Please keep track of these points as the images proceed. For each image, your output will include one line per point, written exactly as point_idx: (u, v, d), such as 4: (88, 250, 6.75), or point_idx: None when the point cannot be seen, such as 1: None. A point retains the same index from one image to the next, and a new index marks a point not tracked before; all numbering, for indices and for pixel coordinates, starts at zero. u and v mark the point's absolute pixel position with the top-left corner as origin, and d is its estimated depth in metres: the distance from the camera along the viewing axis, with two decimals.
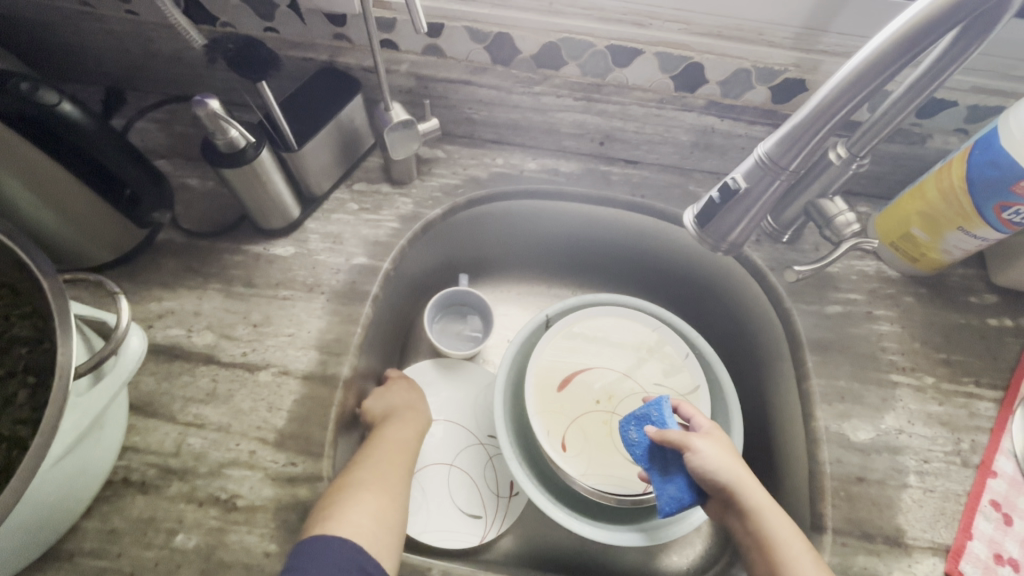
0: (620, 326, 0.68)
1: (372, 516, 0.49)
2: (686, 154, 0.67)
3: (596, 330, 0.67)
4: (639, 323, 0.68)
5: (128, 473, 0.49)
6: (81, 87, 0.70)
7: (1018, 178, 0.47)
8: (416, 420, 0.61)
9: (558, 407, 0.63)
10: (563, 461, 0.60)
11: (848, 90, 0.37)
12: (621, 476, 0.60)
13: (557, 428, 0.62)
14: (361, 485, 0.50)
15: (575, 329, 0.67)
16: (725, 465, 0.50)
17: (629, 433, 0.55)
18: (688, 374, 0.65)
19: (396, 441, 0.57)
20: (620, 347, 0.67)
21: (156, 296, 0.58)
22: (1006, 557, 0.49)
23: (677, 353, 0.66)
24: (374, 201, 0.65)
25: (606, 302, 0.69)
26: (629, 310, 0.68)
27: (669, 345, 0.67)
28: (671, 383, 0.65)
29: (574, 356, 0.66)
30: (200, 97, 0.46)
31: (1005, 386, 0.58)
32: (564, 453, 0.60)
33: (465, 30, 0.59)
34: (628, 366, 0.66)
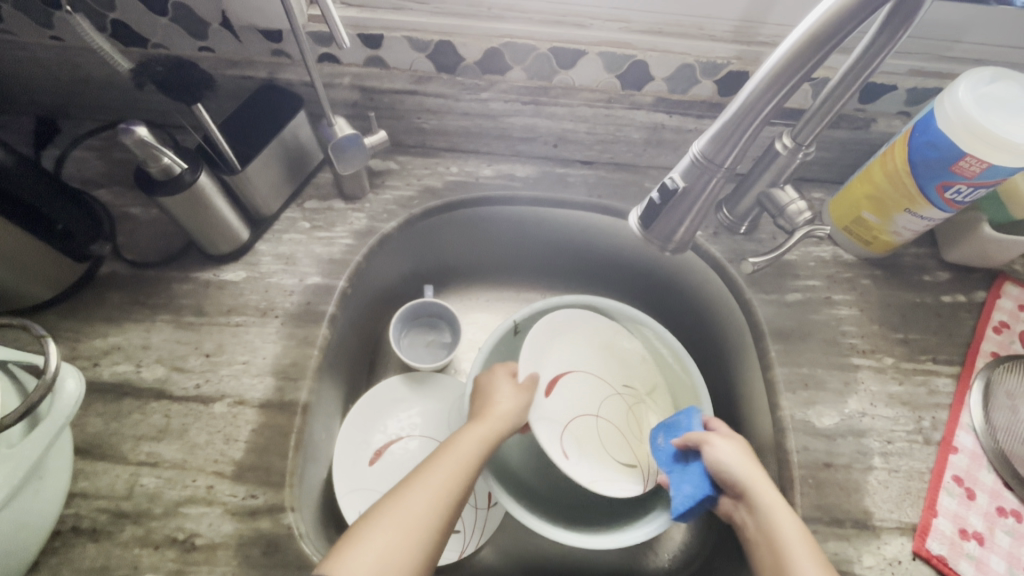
0: (588, 324, 0.66)
1: (412, 551, 0.43)
2: (639, 151, 0.67)
3: (565, 332, 0.65)
4: (602, 321, 0.67)
5: (78, 521, 0.47)
6: (10, 117, 0.67)
7: (957, 159, 0.48)
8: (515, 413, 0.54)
9: (548, 416, 0.60)
10: (571, 467, 0.57)
11: (771, 87, 0.37)
12: (622, 478, 0.58)
13: (554, 438, 0.59)
14: (406, 514, 0.44)
15: (549, 332, 0.64)
16: (745, 467, 0.49)
17: (656, 440, 0.56)
18: (647, 372, 0.66)
19: (472, 449, 0.50)
20: (589, 346, 0.66)
21: (100, 332, 0.56)
22: (971, 532, 0.50)
23: (636, 350, 0.67)
24: (327, 218, 0.64)
25: (572, 299, 0.66)
26: (594, 307, 0.67)
27: (630, 343, 0.67)
28: (633, 382, 0.66)
29: (549, 363, 0.63)
30: (126, 124, 0.45)
31: (962, 361, 0.59)
32: (569, 460, 0.58)
33: (404, 40, 0.58)
34: (597, 367, 0.66)
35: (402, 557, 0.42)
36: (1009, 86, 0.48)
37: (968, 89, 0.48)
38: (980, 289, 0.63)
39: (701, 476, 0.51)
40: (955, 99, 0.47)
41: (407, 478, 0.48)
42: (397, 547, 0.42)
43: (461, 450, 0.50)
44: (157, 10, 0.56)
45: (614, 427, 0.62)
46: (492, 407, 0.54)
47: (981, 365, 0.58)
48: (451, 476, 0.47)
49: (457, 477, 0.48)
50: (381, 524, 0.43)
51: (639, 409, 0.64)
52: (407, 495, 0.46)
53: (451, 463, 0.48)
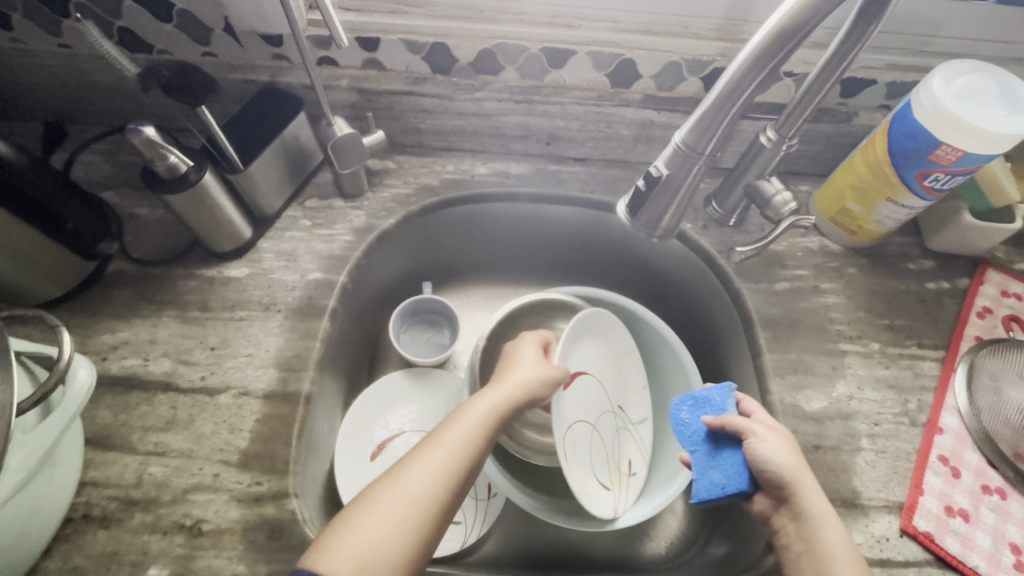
0: (614, 339, 0.65)
1: (401, 534, 0.42)
2: (630, 147, 0.69)
3: (596, 339, 0.64)
4: (619, 337, 0.66)
5: (88, 509, 0.49)
6: (20, 123, 0.69)
7: (933, 148, 0.50)
8: (538, 382, 0.54)
9: (562, 413, 0.57)
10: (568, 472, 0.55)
11: (745, 76, 0.39)
12: (599, 495, 0.57)
13: (562, 436, 0.56)
14: (397, 497, 0.44)
15: (585, 338, 0.62)
16: (789, 466, 0.46)
17: (680, 413, 0.52)
18: (643, 403, 0.67)
19: (476, 420, 0.50)
20: (610, 363, 0.65)
21: (109, 328, 0.57)
22: (956, 508, 0.51)
23: (639, 379, 0.67)
24: (327, 216, 0.66)
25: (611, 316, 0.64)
26: (623, 330, 0.66)
27: (636, 371, 0.67)
28: (630, 408, 0.66)
29: (580, 368, 0.61)
30: (134, 125, 0.47)
31: (946, 345, 0.61)
32: (569, 464, 0.55)
33: (400, 42, 0.60)
34: (611, 385, 0.65)
35: (386, 550, 0.41)
36: (981, 77, 0.50)
37: (942, 81, 0.50)
38: (964, 276, 0.65)
39: (732, 467, 0.48)
40: (931, 92, 0.49)
41: (407, 459, 0.47)
42: (385, 531, 0.42)
43: (466, 427, 0.49)
44: (162, 17, 0.58)
45: (605, 446, 0.61)
46: (509, 377, 0.54)
47: (965, 349, 0.60)
48: (450, 461, 0.47)
49: (456, 461, 0.47)
50: (370, 513, 0.43)
51: (626, 434, 0.64)
52: (402, 479, 0.45)
53: (453, 445, 0.48)
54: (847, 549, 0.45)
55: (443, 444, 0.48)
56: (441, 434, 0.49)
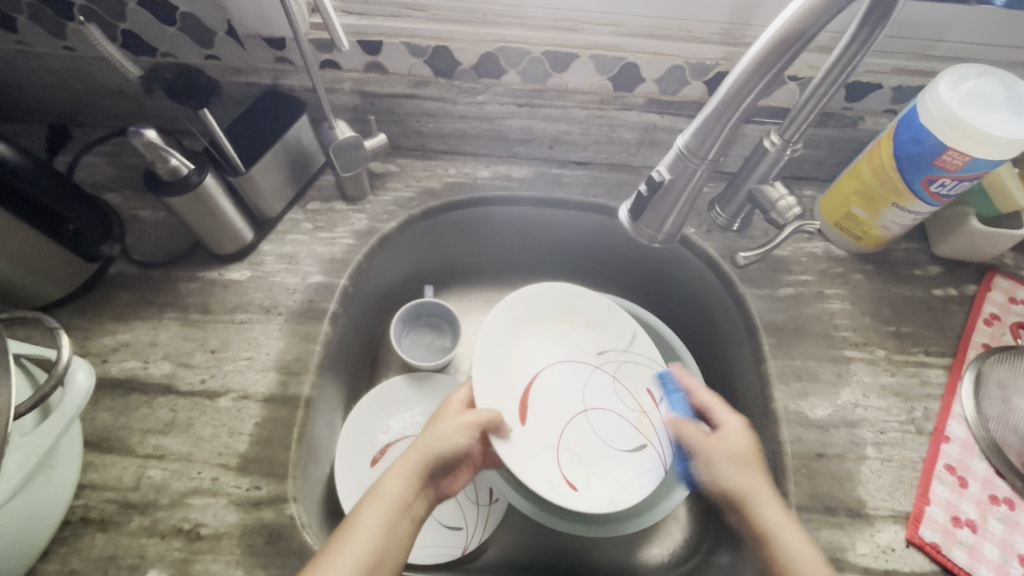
0: (538, 309, 0.67)
1: None
2: (633, 151, 0.68)
3: (520, 329, 0.66)
4: (549, 298, 0.67)
5: (87, 512, 0.49)
6: (24, 125, 0.69)
7: (940, 153, 0.49)
8: (444, 438, 0.50)
9: (539, 445, 0.60)
10: (579, 500, 0.57)
11: (746, 82, 0.39)
12: (637, 467, 0.60)
13: (553, 469, 0.59)
14: None
15: (506, 343, 0.65)
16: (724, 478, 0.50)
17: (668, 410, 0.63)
18: (623, 325, 0.67)
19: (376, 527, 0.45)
20: (551, 334, 0.67)
21: (109, 330, 0.57)
22: (964, 519, 0.51)
23: (599, 305, 0.68)
24: (329, 219, 0.65)
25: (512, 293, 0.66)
26: (539, 289, 0.67)
27: (586, 303, 0.68)
28: (610, 345, 0.67)
29: (517, 381, 0.64)
30: (135, 128, 0.46)
31: (953, 352, 0.60)
32: (577, 491, 0.58)
33: (402, 45, 0.60)
34: (563, 347, 0.67)
35: None
36: (988, 82, 0.49)
37: (948, 86, 0.49)
38: (971, 282, 0.64)
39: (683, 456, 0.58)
40: (937, 96, 0.49)
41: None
42: None
43: (365, 535, 0.44)
44: (165, 20, 0.58)
45: (608, 415, 0.63)
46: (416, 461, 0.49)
47: (972, 356, 0.59)
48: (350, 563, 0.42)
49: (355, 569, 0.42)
50: None
51: (625, 375, 0.65)
52: None
53: (358, 542, 0.43)
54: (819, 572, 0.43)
55: (346, 541, 0.43)
56: (350, 527, 0.45)
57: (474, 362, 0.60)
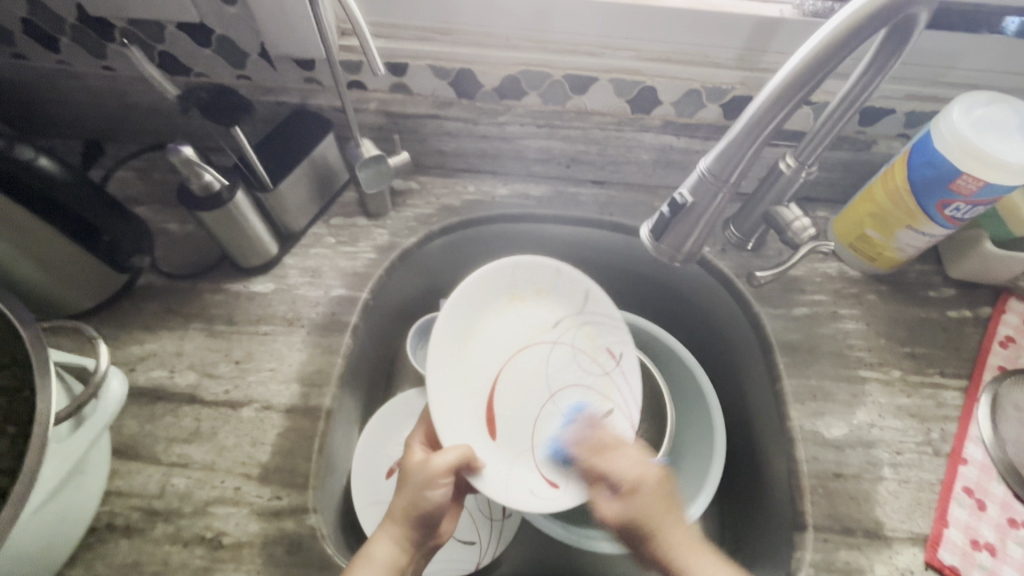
0: (483, 303, 0.62)
1: None
2: (649, 171, 0.70)
3: (468, 332, 0.62)
4: (497, 279, 0.62)
5: (112, 518, 0.50)
6: (60, 140, 0.72)
7: (954, 177, 0.50)
8: (423, 495, 0.49)
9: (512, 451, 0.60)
10: (563, 497, 0.56)
11: (774, 104, 0.40)
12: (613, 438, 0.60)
13: (532, 474, 0.59)
14: None
15: (457, 354, 0.61)
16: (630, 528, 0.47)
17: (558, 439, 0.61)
18: (574, 284, 0.63)
19: None
20: (501, 317, 0.63)
21: (137, 340, 0.59)
22: (983, 542, 0.50)
23: (545, 271, 0.63)
24: (351, 234, 0.67)
25: (454, 296, 0.59)
26: (481, 276, 0.61)
27: (532, 274, 0.63)
28: (562, 310, 0.64)
29: (476, 389, 0.61)
30: (174, 145, 0.49)
31: (969, 374, 0.60)
32: (559, 488, 0.57)
33: (428, 68, 0.62)
34: (514, 333, 0.64)
35: None
36: (1000, 109, 0.51)
37: (962, 112, 0.50)
38: (985, 304, 0.64)
39: None
40: (951, 121, 0.50)
41: None
42: None
43: None
44: (201, 42, 0.61)
45: (577, 390, 0.63)
46: (396, 526, 0.48)
47: (988, 378, 0.59)
48: None
49: None
50: None
51: (579, 341, 0.64)
52: None
53: None
54: None
55: None
56: None
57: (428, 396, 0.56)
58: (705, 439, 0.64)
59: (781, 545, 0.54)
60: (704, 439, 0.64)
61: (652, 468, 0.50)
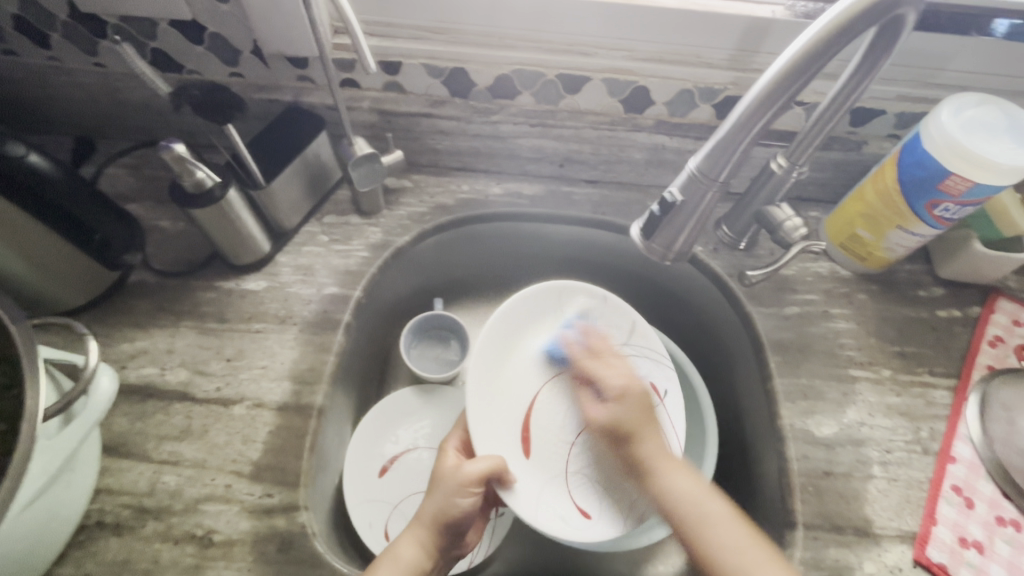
0: (527, 324, 0.63)
1: None
2: (642, 171, 0.70)
3: (512, 349, 0.63)
4: (541, 305, 0.63)
5: (102, 516, 0.49)
6: (52, 136, 0.72)
7: (943, 177, 0.51)
8: (454, 501, 0.50)
9: (546, 476, 0.58)
10: (594, 529, 0.55)
11: (763, 103, 0.40)
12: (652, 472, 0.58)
13: (564, 500, 0.57)
14: None
15: (496, 370, 0.62)
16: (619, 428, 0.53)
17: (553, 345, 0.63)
18: (620, 314, 0.64)
19: None
20: (549, 341, 0.64)
21: (128, 337, 0.59)
22: (970, 540, 0.51)
23: (594, 298, 0.64)
24: (344, 232, 0.67)
25: (499, 310, 0.62)
26: (526, 296, 0.63)
27: (580, 301, 0.64)
28: (609, 341, 0.64)
29: (514, 408, 0.61)
30: (165, 142, 0.49)
31: (958, 373, 0.61)
32: (590, 519, 0.56)
33: (421, 66, 0.62)
34: (559, 359, 0.63)
35: None
36: (987, 112, 0.51)
37: (951, 113, 0.51)
38: (975, 304, 0.65)
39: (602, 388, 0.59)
40: (940, 122, 0.50)
41: None
42: None
43: None
44: (195, 39, 0.61)
45: None
46: (423, 527, 0.50)
47: (977, 378, 0.59)
48: None
49: None
50: None
51: None
52: None
53: None
54: (745, 545, 0.44)
55: None
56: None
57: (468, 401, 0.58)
58: (697, 437, 0.64)
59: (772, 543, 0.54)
60: (696, 437, 0.64)
61: (637, 381, 0.56)
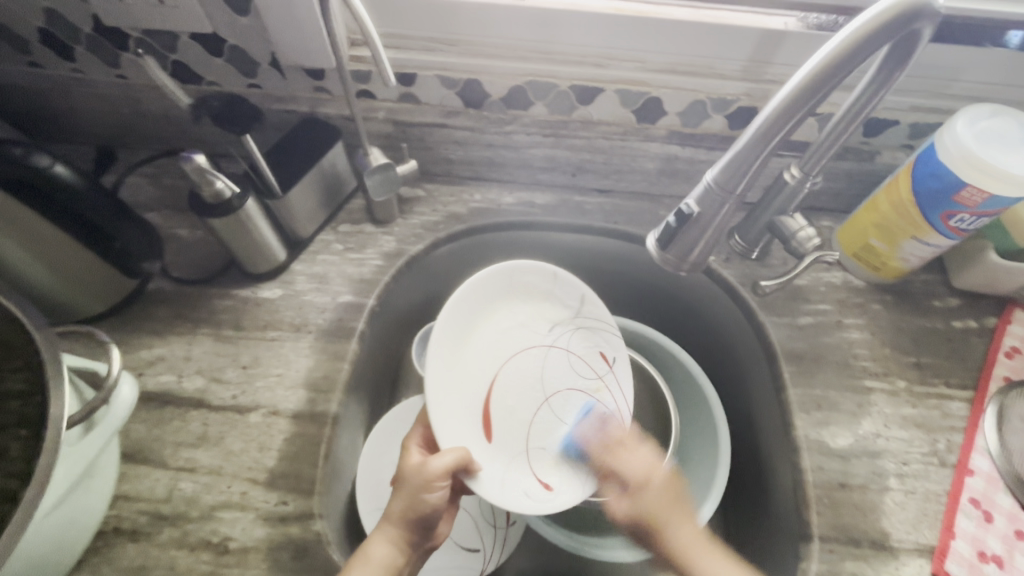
0: (479, 306, 0.61)
1: None
2: (654, 180, 0.70)
3: (465, 334, 0.60)
4: (494, 284, 0.61)
5: (119, 522, 0.50)
6: (72, 146, 0.73)
7: (958, 189, 0.51)
8: (422, 498, 0.49)
9: (507, 454, 0.59)
10: (558, 501, 0.57)
11: (781, 116, 0.40)
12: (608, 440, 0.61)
13: (528, 476, 0.58)
14: None
15: (456, 354, 0.59)
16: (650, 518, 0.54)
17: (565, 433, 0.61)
18: (572, 289, 0.64)
19: None
20: (500, 318, 0.63)
21: (147, 344, 0.59)
22: (990, 554, 0.50)
23: (545, 276, 0.63)
24: (359, 240, 0.68)
25: (453, 298, 0.58)
26: (481, 279, 0.60)
27: (531, 277, 0.63)
28: (558, 316, 0.64)
29: (472, 394, 0.59)
30: (186, 152, 0.50)
31: (974, 384, 0.60)
32: (553, 491, 0.58)
33: (436, 78, 0.63)
34: (511, 336, 0.63)
35: None
36: (1002, 122, 0.51)
37: (967, 125, 0.51)
38: (991, 315, 0.64)
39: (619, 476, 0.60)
40: (955, 134, 0.50)
41: None
42: None
43: None
44: (214, 51, 0.62)
45: (571, 394, 0.63)
46: (394, 525, 0.49)
47: (994, 390, 0.59)
48: None
49: None
50: None
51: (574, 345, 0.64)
52: None
53: None
54: None
55: None
56: None
57: (430, 404, 0.54)
58: (710, 448, 0.64)
59: (786, 555, 0.54)
60: (709, 448, 0.64)
61: (660, 469, 0.58)
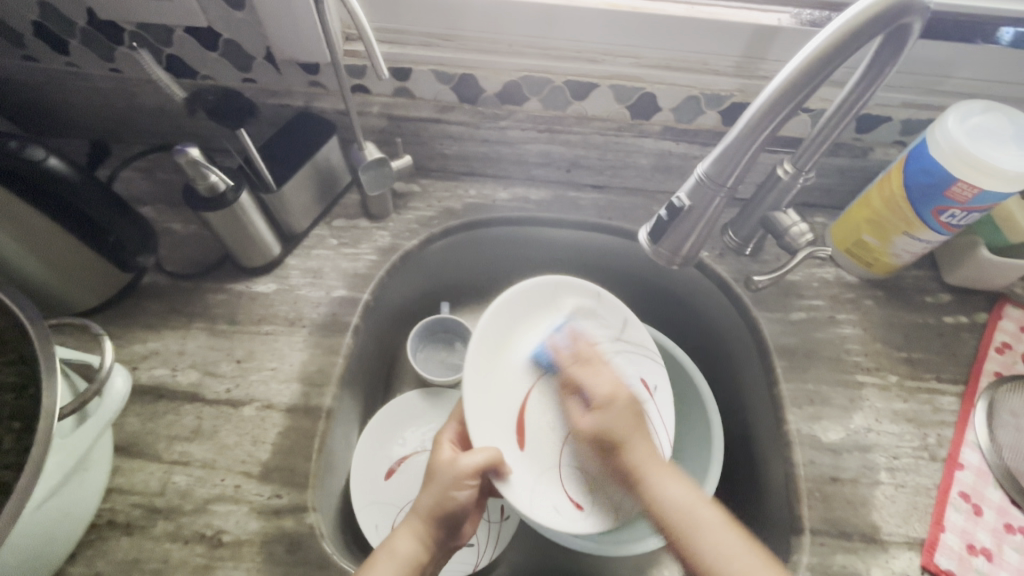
0: (521, 316, 0.62)
1: None
2: (648, 176, 0.71)
3: (505, 341, 0.62)
4: (535, 295, 0.63)
5: (113, 515, 0.50)
6: (66, 140, 0.73)
7: (949, 184, 0.51)
8: (452, 495, 0.50)
9: (539, 469, 0.58)
10: (585, 522, 0.57)
11: (770, 110, 0.41)
12: None
13: (558, 493, 0.58)
14: None
15: (492, 363, 0.60)
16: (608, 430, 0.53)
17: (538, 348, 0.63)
18: (612, 309, 0.65)
19: None
20: (542, 332, 0.64)
21: (141, 338, 0.59)
22: (979, 547, 0.51)
23: (587, 293, 0.65)
24: (353, 235, 0.68)
25: (494, 304, 0.60)
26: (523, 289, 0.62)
27: (573, 293, 0.64)
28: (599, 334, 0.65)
29: (509, 402, 0.60)
30: (180, 146, 0.49)
31: (965, 379, 0.60)
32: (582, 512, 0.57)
33: (431, 73, 0.63)
34: (552, 351, 0.63)
35: None
36: (993, 118, 0.51)
37: (958, 121, 0.51)
38: (982, 311, 0.65)
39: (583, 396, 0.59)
40: (947, 130, 0.50)
41: None
42: None
43: None
44: (208, 46, 0.62)
45: None
46: (421, 521, 0.49)
47: (985, 385, 0.60)
48: None
49: None
50: None
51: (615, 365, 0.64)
52: None
53: None
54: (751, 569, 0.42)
55: None
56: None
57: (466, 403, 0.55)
58: (703, 443, 0.64)
59: (778, 549, 0.54)
60: (702, 443, 0.64)
61: (624, 389, 0.56)
